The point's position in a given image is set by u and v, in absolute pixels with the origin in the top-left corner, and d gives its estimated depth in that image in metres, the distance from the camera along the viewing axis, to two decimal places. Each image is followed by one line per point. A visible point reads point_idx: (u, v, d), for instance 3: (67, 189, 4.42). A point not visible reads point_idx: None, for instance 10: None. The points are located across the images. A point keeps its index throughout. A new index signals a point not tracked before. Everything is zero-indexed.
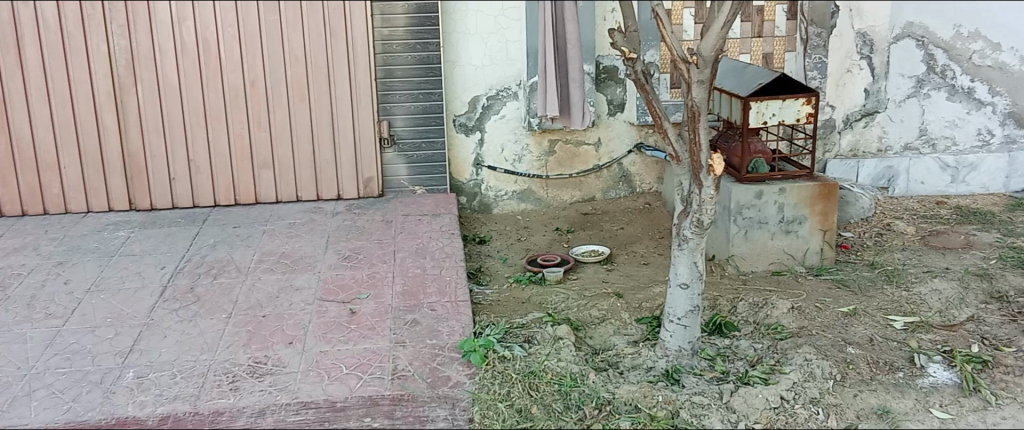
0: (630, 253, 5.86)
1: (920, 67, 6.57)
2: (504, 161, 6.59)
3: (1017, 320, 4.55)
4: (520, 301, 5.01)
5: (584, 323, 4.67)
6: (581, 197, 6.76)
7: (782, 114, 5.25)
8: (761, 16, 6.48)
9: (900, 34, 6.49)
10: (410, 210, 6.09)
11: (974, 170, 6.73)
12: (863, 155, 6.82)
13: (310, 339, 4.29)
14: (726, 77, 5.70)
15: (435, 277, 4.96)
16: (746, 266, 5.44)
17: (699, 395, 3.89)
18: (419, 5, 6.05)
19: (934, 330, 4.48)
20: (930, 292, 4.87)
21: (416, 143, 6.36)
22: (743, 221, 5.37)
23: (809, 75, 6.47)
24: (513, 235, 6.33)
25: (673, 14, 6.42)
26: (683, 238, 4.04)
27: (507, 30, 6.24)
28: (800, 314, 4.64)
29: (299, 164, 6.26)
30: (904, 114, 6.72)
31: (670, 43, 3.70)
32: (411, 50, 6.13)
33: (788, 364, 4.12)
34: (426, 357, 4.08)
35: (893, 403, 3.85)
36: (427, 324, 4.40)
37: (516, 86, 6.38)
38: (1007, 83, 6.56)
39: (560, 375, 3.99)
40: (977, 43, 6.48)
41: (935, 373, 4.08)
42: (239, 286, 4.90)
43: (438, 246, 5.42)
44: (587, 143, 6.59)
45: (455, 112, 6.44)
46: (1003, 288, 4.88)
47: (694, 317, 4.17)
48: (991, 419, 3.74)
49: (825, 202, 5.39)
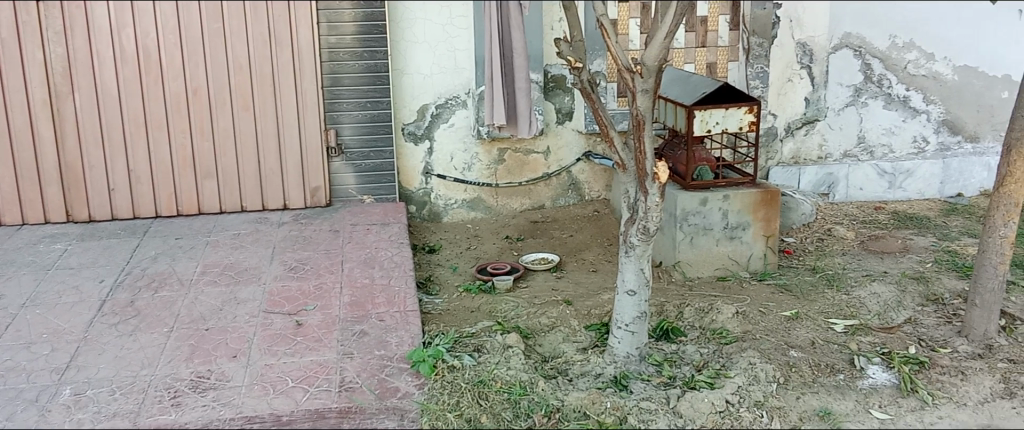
0: (579, 261, 5.89)
1: (857, 76, 6.76)
2: (453, 169, 6.57)
3: (952, 321, 4.69)
4: (469, 310, 4.99)
5: (533, 331, 4.68)
6: (530, 205, 6.77)
7: (725, 122, 5.35)
8: (704, 26, 6.55)
9: (838, 44, 6.68)
10: (358, 219, 6.03)
11: (910, 177, 6.94)
12: (804, 162, 6.97)
13: (255, 352, 4.21)
14: (670, 86, 5.79)
15: (383, 287, 4.92)
16: (692, 272, 5.51)
17: (647, 400, 3.93)
18: (366, 13, 6.01)
19: (873, 333, 4.59)
20: (869, 295, 5.00)
21: (364, 152, 6.30)
22: (689, 227, 5.44)
23: (751, 84, 6.62)
24: (463, 243, 6.31)
25: (619, 24, 6.49)
26: (630, 245, 4.08)
27: (454, 39, 6.24)
28: (744, 318, 4.72)
29: (244, 174, 6.15)
30: (843, 122, 6.89)
31: (615, 53, 3.74)
32: (359, 58, 6.08)
33: (733, 368, 4.17)
34: (374, 369, 4.03)
35: (834, 405, 3.94)
36: (375, 334, 4.36)
37: (465, 95, 6.38)
38: (940, 92, 6.82)
39: (509, 384, 3.98)
40: (912, 54, 6.72)
41: (875, 375, 4.19)
42: (181, 300, 4.79)
43: (386, 256, 5.37)
44: (536, 152, 6.62)
45: (403, 120, 6.40)
46: (938, 291, 5.03)
47: (641, 323, 4.21)
48: (928, 418, 3.85)
49: (767, 209, 5.50)
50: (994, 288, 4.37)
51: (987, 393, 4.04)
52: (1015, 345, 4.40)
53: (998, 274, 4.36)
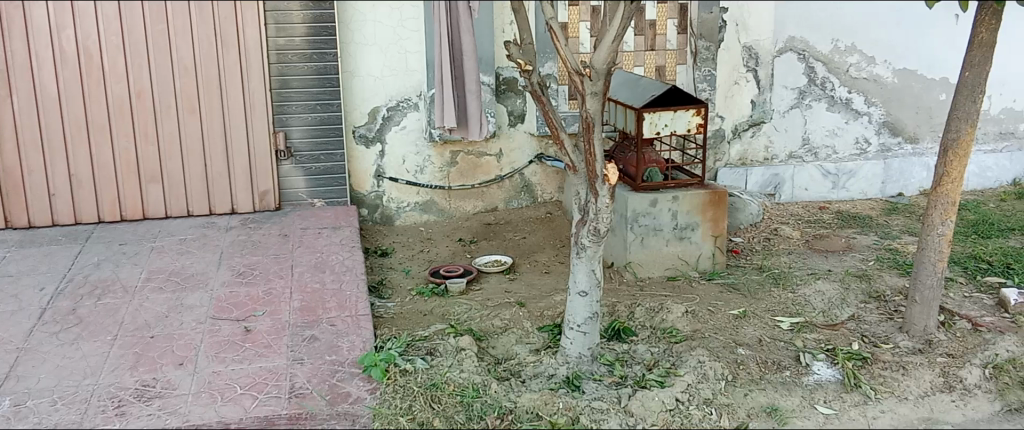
0: (532, 262, 5.91)
1: (801, 79, 6.91)
2: (405, 172, 6.53)
3: (893, 317, 4.83)
4: (421, 313, 4.97)
5: (486, 334, 4.68)
6: (483, 208, 6.77)
7: (673, 124, 5.43)
8: (653, 30, 6.66)
9: (783, 47, 6.82)
10: (309, 223, 5.96)
11: (853, 177, 7.12)
12: (751, 163, 7.10)
13: (202, 359, 4.13)
14: (620, 89, 5.84)
15: (335, 292, 4.86)
16: (643, 272, 5.58)
17: (599, 400, 3.96)
18: (316, 15, 5.95)
19: (818, 330, 4.70)
20: (814, 293, 5.11)
21: (314, 155, 6.23)
22: (639, 228, 5.51)
23: (699, 87, 6.72)
24: (416, 246, 6.28)
25: (569, 28, 6.55)
26: (582, 246, 4.10)
27: (406, 41, 6.20)
28: (693, 317, 4.79)
29: (190, 178, 6.03)
30: (788, 124, 7.05)
31: (564, 56, 3.76)
32: (308, 60, 6.02)
33: (682, 366, 4.23)
34: (325, 374, 3.99)
35: (781, 401, 4.03)
36: (326, 339, 4.31)
37: (417, 98, 6.35)
38: (881, 94, 7.00)
39: (462, 387, 3.97)
40: (853, 57, 6.87)
41: (819, 371, 4.29)
42: (125, 307, 4.67)
43: (337, 260, 5.31)
44: (488, 154, 6.62)
45: (354, 123, 6.35)
46: (880, 288, 5.17)
47: (593, 324, 4.24)
48: (871, 413, 3.96)
49: (715, 209, 5.59)
50: (932, 284, 4.50)
51: (927, 387, 4.16)
52: (953, 340, 4.52)
53: (936, 272, 4.50)
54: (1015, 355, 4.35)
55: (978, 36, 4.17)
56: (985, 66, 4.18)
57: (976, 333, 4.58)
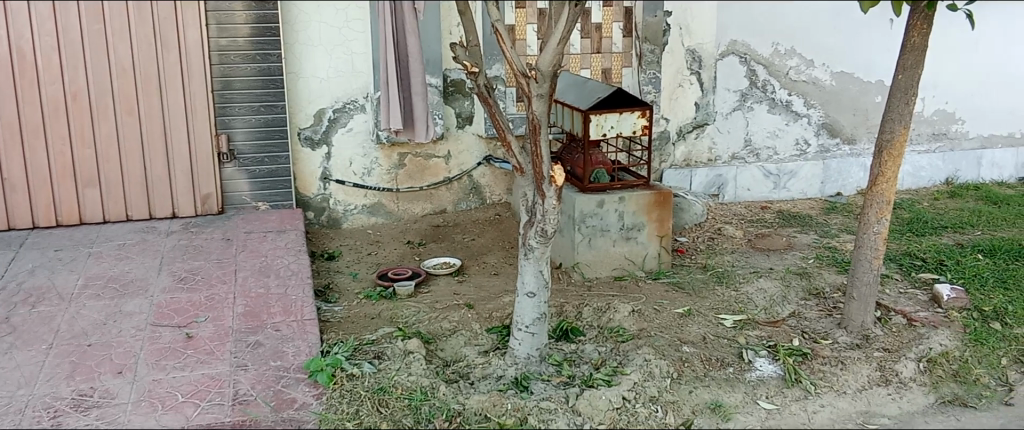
0: (481, 264, 5.91)
1: (743, 82, 7.05)
2: (353, 175, 6.47)
3: (833, 313, 4.96)
4: (369, 317, 4.93)
5: (434, 336, 4.66)
6: (431, 210, 6.75)
7: (619, 126, 5.48)
8: (599, 33, 6.74)
9: (725, 51, 6.95)
10: (253, 227, 5.86)
11: (794, 177, 7.31)
12: (695, 164, 7.22)
13: (142, 367, 4.04)
14: (566, 91, 5.88)
15: (280, 296, 4.79)
16: (591, 272, 5.62)
17: (547, 400, 3.97)
18: (259, 15, 5.86)
19: (760, 327, 4.80)
20: (756, 291, 5.21)
21: (258, 157, 6.14)
22: (587, 229, 5.55)
23: (644, 89, 6.83)
24: (363, 249, 6.23)
25: (516, 30, 6.57)
26: (529, 247, 4.12)
27: (351, 42, 6.15)
28: (639, 316, 4.84)
29: (129, 181, 5.88)
30: (731, 125, 7.18)
31: (510, 58, 3.76)
32: (251, 61, 5.92)
33: (629, 365, 4.27)
34: (270, 380, 3.92)
35: (725, 397, 4.11)
36: (271, 345, 4.24)
37: (363, 99, 6.30)
38: (819, 96, 7.18)
39: (410, 390, 3.96)
40: (793, 60, 7.03)
41: (762, 367, 4.37)
42: (61, 315, 4.53)
43: (282, 264, 5.23)
44: (436, 156, 6.60)
45: (299, 125, 6.27)
46: (819, 285, 5.30)
47: (541, 325, 4.26)
48: (811, 407, 4.08)
49: (660, 210, 5.67)
50: (869, 281, 4.63)
51: (865, 381, 4.29)
52: (889, 334, 4.66)
53: (873, 269, 4.63)
54: (948, 349, 4.50)
55: (910, 40, 4.27)
56: (917, 69, 4.30)
57: (911, 327, 4.72)
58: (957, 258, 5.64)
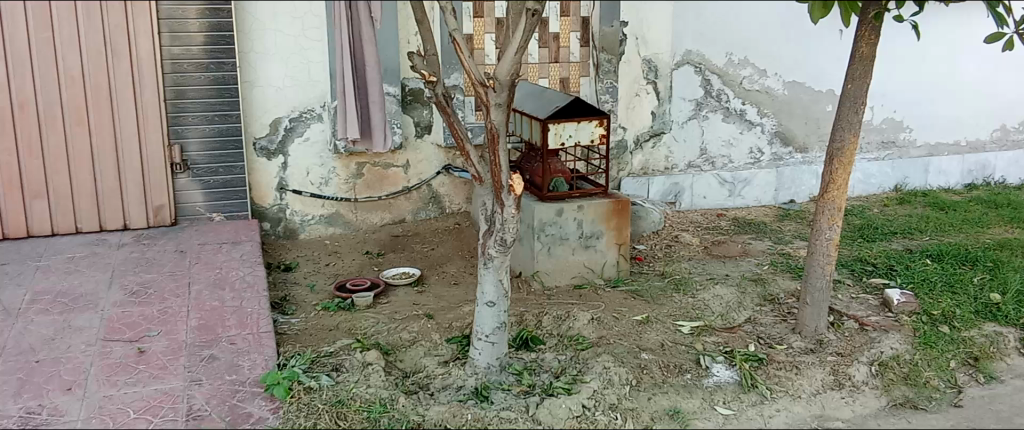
0: (440, 274, 5.89)
1: (698, 91, 7.15)
2: (310, 185, 6.41)
3: (787, 319, 5.04)
4: (327, 328, 4.88)
5: (394, 347, 4.63)
6: (390, 220, 6.70)
7: (578, 135, 5.51)
8: (557, 42, 6.79)
9: (680, 61, 7.05)
10: (207, 238, 5.76)
11: (748, 185, 7.44)
12: (652, 173, 7.29)
13: (92, 383, 3.94)
14: (524, 100, 5.90)
15: (235, 309, 4.71)
16: (550, 281, 5.64)
17: (507, 410, 3.97)
18: (213, 24, 5.78)
19: (717, 333, 4.86)
20: (713, 297, 5.28)
21: (212, 167, 6.05)
22: (546, 238, 5.57)
23: (602, 98, 6.89)
24: (321, 260, 6.16)
25: (474, 39, 6.59)
26: (489, 257, 4.12)
27: (308, 51, 6.08)
28: (599, 324, 4.87)
29: (78, 193, 5.74)
30: (686, 134, 7.27)
31: (468, 68, 3.75)
32: (204, 69, 5.84)
33: (588, 373, 4.29)
34: (225, 395, 3.85)
35: (683, 403, 4.15)
36: (226, 359, 4.17)
37: (320, 108, 6.25)
38: (773, 106, 7.32)
39: (369, 402, 3.93)
40: (746, 70, 7.16)
41: (718, 373, 4.43)
42: (7, 331, 4.40)
43: (238, 276, 5.15)
44: (395, 165, 6.56)
45: (255, 134, 6.19)
46: (774, 291, 5.39)
47: (501, 334, 4.26)
48: (767, 412, 4.14)
49: (618, 218, 5.71)
50: (822, 287, 4.72)
51: (819, 385, 4.37)
52: (842, 339, 4.75)
53: (826, 274, 4.72)
54: (899, 352, 4.61)
55: (858, 50, 4.36)
56: (866, 79, 4.38)
57: (863, 331, 4.82)
58: (906, 263, 5.78)
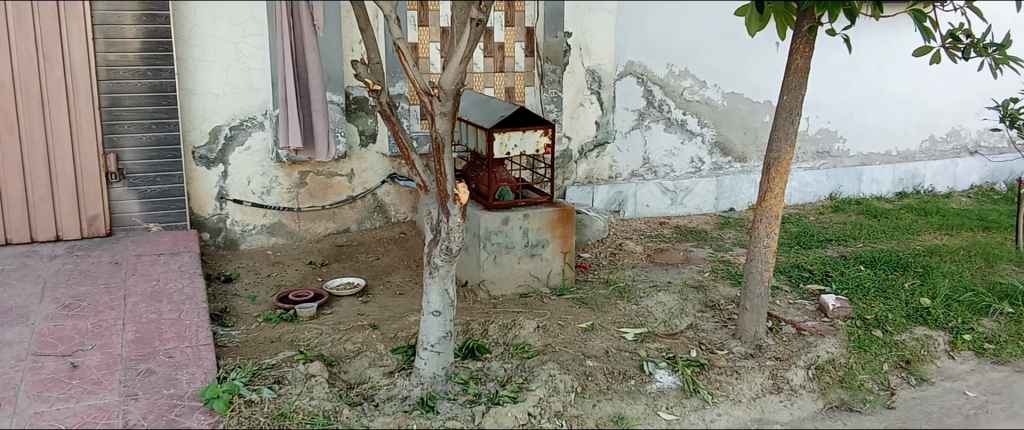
0: (385, 284, 5.85)
1: (641, 101, 7.26)
2: (251, 194, 6.30)
3: (727, 324, 5.15)
4: (269, 340, 4.79)
5: (337, 358, 4.57)
6: (334, 229, 6.63)
7: (522, 145, 5.54)
8: (501, 52, 6.83)
9: (623, 71, 7.13)
10: (144, 249, 5.61)
11: (690, 193, 7.60)
12: (597, 181, 7.35)
13: (22, 400, 3.80)
14: (469, 109, 5.94)
15: (173, 322, 4.60)
16: (496, 289, 5.64)
17: (452, 420, 3.96)
18: (150, 30, 5.65)
19: (660, 339, 4.93)
20: (656, 304, 5.36)
21: (149, 177, 5.90)
22: (492, 246, 5.57)
23: (546, 108, 6.95)
24: (263, 271, 6.06)
25: (419, 48, 6.59)
26: (434, 266, 4.10)
27: (249, 58, 5.99)
28: (544, 332, 4.89)
29: (8, 203, 5.54)
30: (630, 144, 7.36)
31: (413, 76, 3.72)
32: (141, 76, 5.70)
33: (534, 381, 4.30)
34: (162, 409, 3.75)
35: (626, 409, 4.20)
36: (163, 373, 4.07)
37: (261, 116, 6.16)
38: (712, 116, 7.50)
39: (312, 415, 3.88)
40: (686, 81, 7.31)
41: (661, 379, 4.48)
42: None
43: (176, 288, 5.02)
44: (339, 174, 6.50)
45: (194, 143, 6.06)
46: (715, 297, 5.50)
47: (447, 343, 4.24)
48: (708, 416, 4.22)
49: (563, 226, 5.76)
50: (761, 293, 4.82)
51: (758, 389, 4.46)
52: (780, 344, 4.86)
53: (764, 281, 4.83)
54: (834, 356, 4.74)
55: (793, 63, 4.46)
56: (801, 91, 4.48)
57: (800, 336, 4.95)
58: (841, 269, 5.96)
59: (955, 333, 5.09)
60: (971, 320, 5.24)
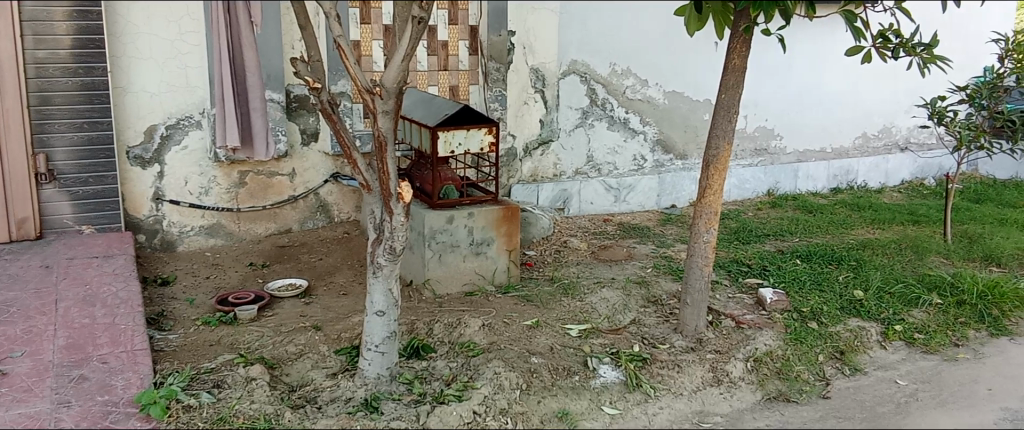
0: (328, 284, 5.78)
1: (584, 100, 7.32)
2: (188, 194, 6.16)
3: (669, 319, 5.23)
4: (208, 344, 4.70)
5: (279, 361, 4.50)
6: (276, 230, 6.53)
7: (467, 143, 5.53)
8: (445, 50, 6.81)
9: (567, 70, 7.18)
10: (76, 253, 5.43)
11: (632, 191, 7.70)
12: (541, 180, 7.39)
13: None
14: (413, 107, 5.91)
15: (108, 326, 4.47)
16: (441, 288, 5.63)
17: (397, 420, 3.93)
18: (81, 26, 5.50)
19: (603, 335, 4.98)
20: (599, 300, 5.42)
21: (80, 178, 5.73)
22: (437, 245, 5.55)
23: (490, 106, 6.95)
24: (201, 273, 5.93)
25: (362, 46, 6.52)
26: (378, 265, 4.07)
27: (185, 55, 5.85)
28: (489, 330, 4.90)
29: None
30: (574, 142, 7.42)
31: (354, 74, 3.68)
32: (72, 74, 5.54)
33: (479, 379, 4.30)
34: (96, 417, 3.64)
35: (571, 405, 4.24)
36: (97, 379, 3.95)
37: (199, 115, 6.02)
38: (654, 114, 7.62)
39: (253, 419, 3.82)
40: (629, 80, 7.41)
41: (605, 374, 4.53)
42: None
43: (111, 291, 4.88)
44: (280, 174, 6.40)
45: (128, 142, 5.89)
46: (657, 293, 5.58)
47: (391, 344, 4.21)
48: (651, 409, 4.29)
49: (508, 225, 5.78)
50: (701, 287, 4.91)
51: (699, 382, 4.55)
52: (720, 337, 4.96)
53: (703, 275, 4.91)
54: (772, 348, 4.85)
55: (730, 62, 4.53)
56: (738, 89, 4.56)
57: (739, 329, 5.06)
58: (778, 263, 6.11)
59: (887, 324, 5.26)
60: (902, 311, 5.42)
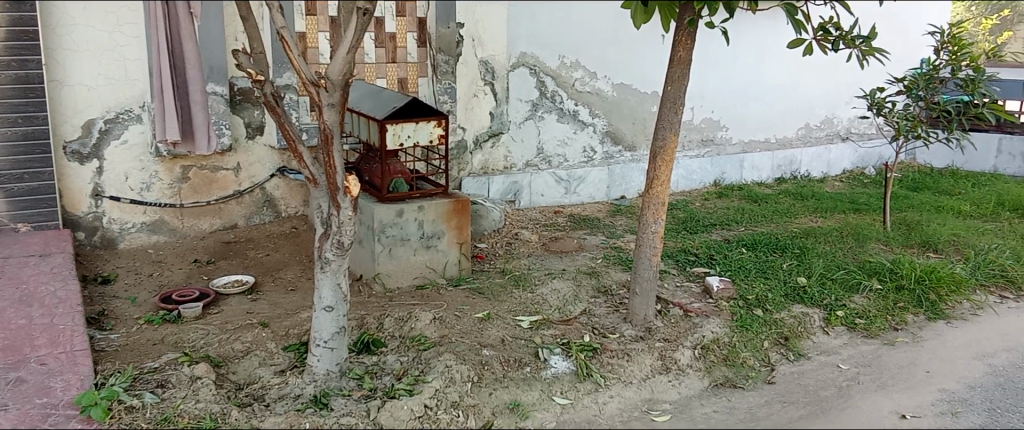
0: (275, 280, 5.69)
1: (534, 92, 7.34)
2: (129, 190, 5.99)
3: (619, 309, 5.28)
4: (151, 343, 4.59)
5: (225, 359, 4.43)
6: (221, 225, 6.40)
7: (416, 135, 5.49)
8: (393, 42, 6.72)
9: (516, 62, 7.19)
10: (11, 252, 5.25)
11: (583, 182, 7.76)
12: (492, 172, 7.37)
13: None
14: (360, 100, 5.84)
15: (45, 327, 4.33)
16: (392, 282, 5.59)
17: (347, 416, 3.90)
18: (14, 18, 5.40)
19: (554, 325, 5.01)
20: (550, 292, 5.44)
21: (14, 174, 5.59)
22: (387, 239, 5.50)
23: (440, 99, 6.90)
24: (144, 271, 5.79)
25: (307, 38, 6.42)
26: (325, 260, 4.02)
27: (123, 48, 5.68)
28: (441, 323, 4.88)
29: None
30: (524, 134, 7.44)
31: (299, 66, 3.62)
32: (6, 67, 5.45)
33: (430, 373, 4.28)
34: (34, 419, 3.55)
35: (522, 396, 4.25)
36: (35, 381, 3.85)
37: (139, 109, 5.86)
38: (602, 106, 7.70)
39: (198, 418, 3.75)
40: (577, 72, 7.46)
41: (556, 364, 4.54)
42: None
43: (48, 291, 4.74)
44: (224, 168, 6.28)
45: (65, 137, 5.72)
46: (606, 283, 5.64)
47: (340, 339, 4.18)
48: (601, 399, 4.34)
49: (459, 218, 5.77)
50: (650, 277, 4.96)
51: (648, 370, 4.60)
52: (668, 326, 5.02)
53: (652, 265, 4.97)
54: (718, 336, 4.93)
55: (676, 54, 4.58)
56: (683, 81, 4.62)
57: (687, 317, 5.13)
58: (724, 252, 6.22)
59: (829, 310, 5.40)
60: (844, 297, 5.56)
